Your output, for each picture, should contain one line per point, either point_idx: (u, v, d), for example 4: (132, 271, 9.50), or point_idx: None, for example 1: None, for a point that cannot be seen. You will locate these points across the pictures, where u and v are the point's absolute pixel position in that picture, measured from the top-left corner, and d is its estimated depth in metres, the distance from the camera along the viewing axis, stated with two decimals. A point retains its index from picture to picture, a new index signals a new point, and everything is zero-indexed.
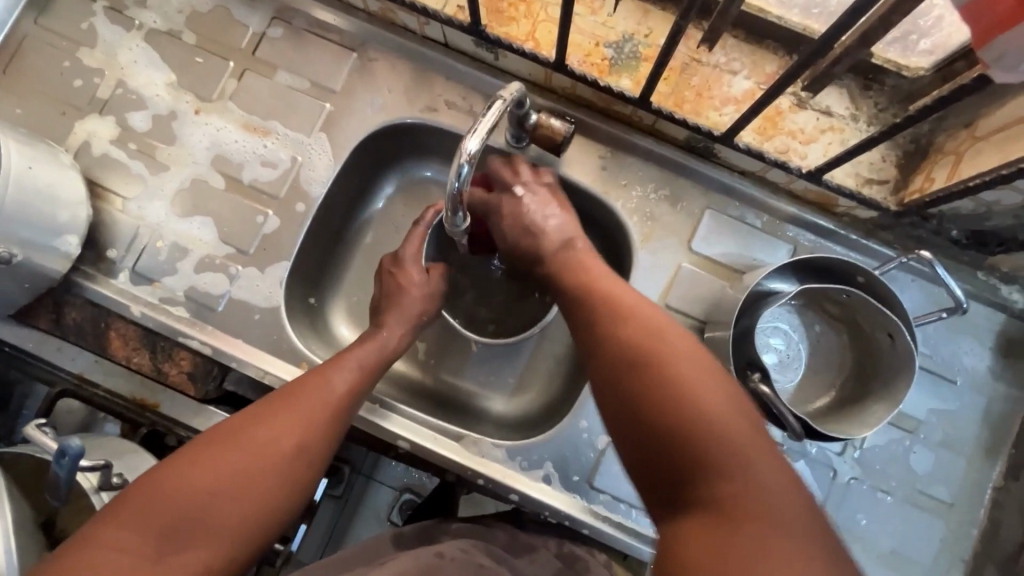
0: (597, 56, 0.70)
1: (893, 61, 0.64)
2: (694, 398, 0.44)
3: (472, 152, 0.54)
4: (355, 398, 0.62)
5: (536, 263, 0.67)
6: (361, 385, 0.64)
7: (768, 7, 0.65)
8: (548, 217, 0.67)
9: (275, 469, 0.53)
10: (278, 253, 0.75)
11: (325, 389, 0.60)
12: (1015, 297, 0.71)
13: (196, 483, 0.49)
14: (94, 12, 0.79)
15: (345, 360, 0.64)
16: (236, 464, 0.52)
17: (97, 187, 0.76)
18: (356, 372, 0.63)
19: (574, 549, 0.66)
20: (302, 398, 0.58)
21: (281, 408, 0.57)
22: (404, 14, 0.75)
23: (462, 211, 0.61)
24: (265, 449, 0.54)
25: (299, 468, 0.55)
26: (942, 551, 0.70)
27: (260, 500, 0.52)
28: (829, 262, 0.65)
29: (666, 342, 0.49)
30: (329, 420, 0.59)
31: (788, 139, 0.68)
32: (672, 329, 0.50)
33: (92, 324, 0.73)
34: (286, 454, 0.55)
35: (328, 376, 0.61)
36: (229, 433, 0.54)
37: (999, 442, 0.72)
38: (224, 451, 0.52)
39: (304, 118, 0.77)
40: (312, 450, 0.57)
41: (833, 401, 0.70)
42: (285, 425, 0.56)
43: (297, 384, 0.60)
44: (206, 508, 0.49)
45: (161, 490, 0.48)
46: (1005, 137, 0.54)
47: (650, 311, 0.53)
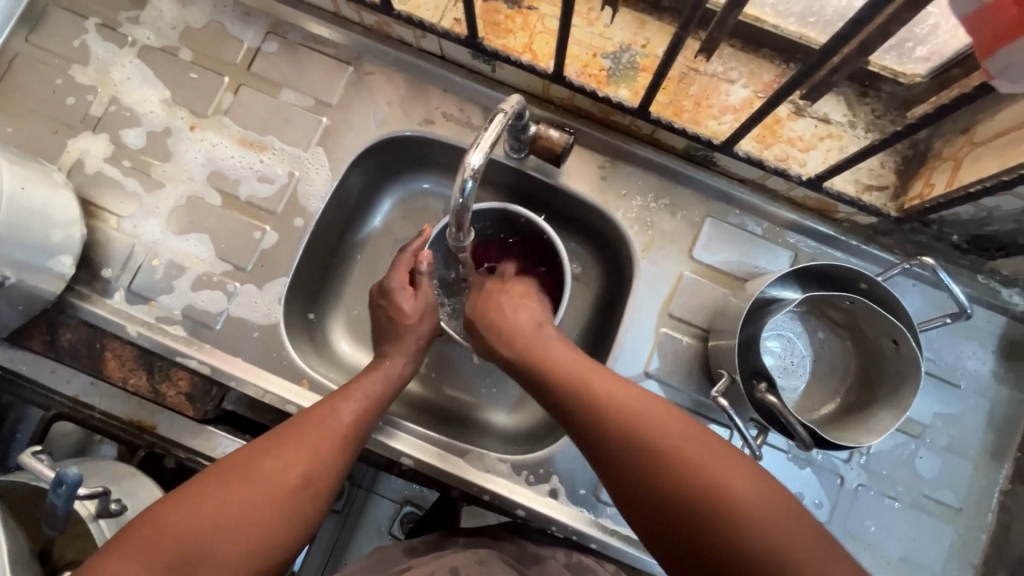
0: (594, 66, 0.70)
1: (889, 68, 0.64)
2: (728, 504, 0.46)
3: (475, 167, 0.53)
4: (363, 429, 0.61)
5: (501, 345, 0.63)
6: (369, 415, 0.62)
7: (763, 16, 0.65)
8: (518, 312, 0.64)
9: (279, 502, 0.52)
10: (276, 268, 0.74)
11: (331, 419, 0.59)
12: (1015, 300, 0.72)
13: (202, 516, 0.49)
14: (87, 30, 0.78)
15: (352, 391, 0.62)
16: (240, 497, 0.51)
17: (91, 205, 0.75)
18: (363, 403, 0.62)
19: (582, 559, 0.66)
20: (308, 432, 0.57)
21: (289, 439, 0.56)
22: (400, 27, 0.74)
23: (464, 227, 0.60)
24: (270, 482, 0.53)
25: (307, 501, 0.54)
26: (952, 557, 0.70)
27: (268, 535, 0.51)
28: (832, 270, 0.65)
29: (677, 452, 0.49)
30: (336, 450, 0.57)
31: (787, 147, 0.69)
32: (672, 426, 0.51)
33: (88, 345, 0.72)
34: (291, 485, 0.53)
35: (335, 405, 0.60)
36: (236, 465, 0.53)
37: (1004, 445, 0.72)
38: (229, 484, 0.51)
39: (300, 133, 0.77)
40: (318, 481, 0.55)
41: (838, 408, 0.70)
42: (291, 460, 0.54)
43: (302, 416, 0.58)
44: (213, 543, 0.48)
45: (167, 521, 0.48)
46: (1005, 143, 0.54)
47: (648, 407, 0.53)
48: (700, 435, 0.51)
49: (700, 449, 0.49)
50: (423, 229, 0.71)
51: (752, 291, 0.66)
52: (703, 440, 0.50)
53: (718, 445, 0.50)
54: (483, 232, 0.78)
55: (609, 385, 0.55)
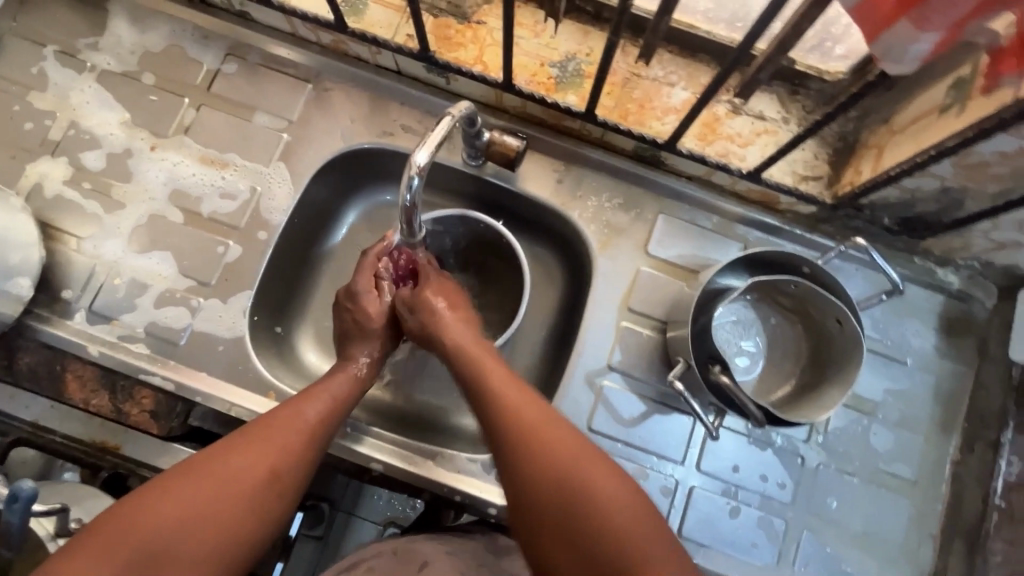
0: (543, 75, 0.74)
1: (813, 67, 0.68)
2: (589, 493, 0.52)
3: (421, 165, 0.55)
4: (331, 427, 0.62)
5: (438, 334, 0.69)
6: (335, 415, 0.63)
7: (696, 23, 0.69)
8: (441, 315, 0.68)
9: (247, 501, 0.53)
10: (240, 282, 0.75)
11: (296, 420, 0.59)
12: (949, 278, 0.76)
13: (168, 516, 0.49)
14: (44, 57, 0.79)
15: (317, 392, 0.63)
16: (204, 498, 0.51)
17: (50, 228, 0.75)
18: (329, 404, 0.63)
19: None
20: (272, 429, 0.58)
21: (254, 439, 0.56)
22: (356, 45, 0.77)
23: (417, 221, 0.62)
24: (235, 481, 0.53)
25: (273, 498, 0.55)
26: (912, 529, 0.72)
27: (233, 530, 0.52)
28: (775, 256, 0.69)
29: (555, 453, 0.55)
30: (303, 448, 0.58)
31: (727, 143, 0.73)
32: (559, 430, 0.57)
33: (47, 367, 0.71)
34: (258, 482, 0.54)
35: (301, 406, 0.61)
36: (200, 465, 0.53)
37: (953, 418, 0.75)
38: (194, 484, 0.52)
39: (262, 149, 0.78)
40: (285, 478, 0.56)
41: (793, 389, 0.73)
42: (256, 457, 0.55)
43: (267, 415, 0.59)
44: (179, 539, 0.49)
45: (134, 518, 0.49)
46: (919, 128, 0.59)
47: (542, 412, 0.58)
48: (584, 443, 0.56)
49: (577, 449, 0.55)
50: (385, 235, 0.72)
51: (703, 280, 0.69)
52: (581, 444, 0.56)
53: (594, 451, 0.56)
54: (442, 242, 0.80)
55: (511, 391, 0.60)
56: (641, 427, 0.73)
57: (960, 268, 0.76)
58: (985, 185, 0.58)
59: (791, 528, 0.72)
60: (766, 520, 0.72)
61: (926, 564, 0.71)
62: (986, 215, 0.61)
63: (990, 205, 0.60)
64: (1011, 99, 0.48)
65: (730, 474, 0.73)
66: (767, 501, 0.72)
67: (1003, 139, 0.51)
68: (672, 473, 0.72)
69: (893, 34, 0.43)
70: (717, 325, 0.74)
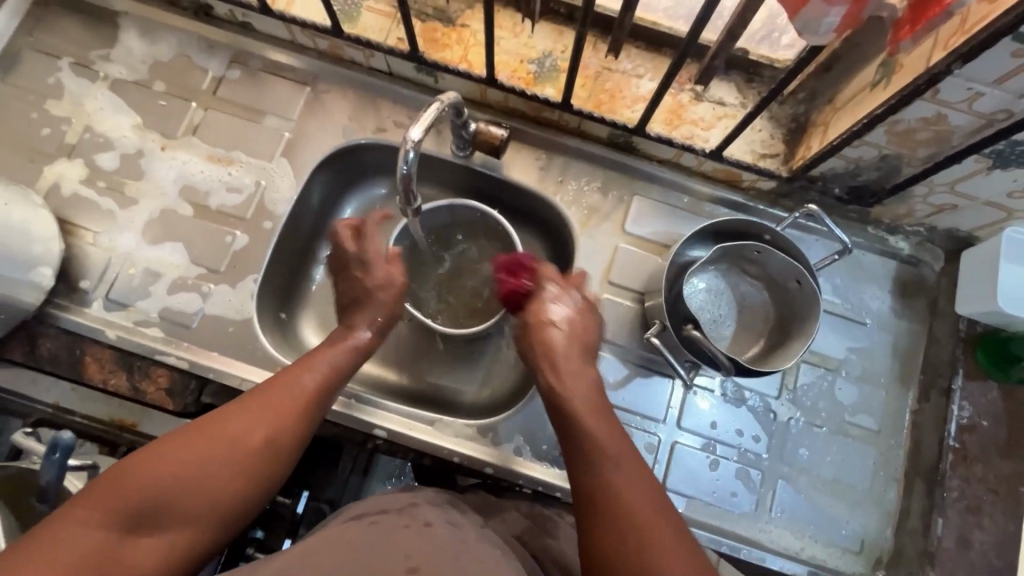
0: (523, 71, 0.81)
1: (765, 56, 0.77)
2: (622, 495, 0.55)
3: (414, 140, 0.62)
4: (324, 402, 0.66)
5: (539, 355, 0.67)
6: (328, 385, 0.67)
7: (659, 20, 0.78)
8: (546, 329, 0.68)
9: (242, 465, 0.57)
10: (247, 268, 0.80)
11: (291, 388, 0.64)
12: (901, 245, 0.83)
13: (166, 472, 0.53)
14: (60, 68, 0.85)
15: (313, 362, 0.67)
16: (200, 456, 0.55)
17: (67, 224, 0.80)
18: (323, 374, 0.67)
19: (541, 512, 0.71)
20: (269, 399, 0.62)
21: (252, 404, 0.60)
22: (351, 49, 0.84)
23: (412, 193, 0.67)
24: (231, 445, 0.57)
25: (264, 463, 0.59)
26: (878, 474, 0.78)
27: (225, 492, 0.56)
28: (739, 225, 0.76)
29: (612, 464, 0.57)
30: (297, 415, 0.62)
31: (691, 127, 0.80)
32: (608, 433, 0.60)
33: (67, 352, 0.75)
34: (250, 448, 0.58)
35: (297, 375, 0.65)
36: (201, 426, 0.57)
37: (910, 372, 0.81)
38: (192, 443, 0.55)
39: (266, 146, 0.85)
40: (278, 448, 0.60)
41: (762, 348, 0.79)
42: (251, 424, 0.59)
43: (265, 384, 0.63)
44: (175, 496, 0.53)
45: (135, 471, 0.52)
46: (855, 102, 0.66)
47: (593, 413, 0.62)
48: (643, 483, 0.56)
49: (619, 451, 0.59)
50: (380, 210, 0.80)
51: (673, 250, 0.76)
52: (623, 444, 0.59)
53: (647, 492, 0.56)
54: (436, 228, 0.86)
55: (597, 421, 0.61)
56: (625, 390, 0.79)
57: (909, 235, 0.83)
58: (916, 150, 0.66)
59: (768, 477, 0.78)
60: (743, 471, 0.77)
61: (891, 505, 0.77)
62: (920, 177, 0.69)
63: (921, 167, 0.68)
64: (923, 68, 0.56)
65: (708, 430, 0.78)
66: (744, 453, 0.78)
67: (922, 105, 0.59)
68: (655, 431, 0.78)
69: (809, 9, 0.51)
70: (690, 294, 0.80)
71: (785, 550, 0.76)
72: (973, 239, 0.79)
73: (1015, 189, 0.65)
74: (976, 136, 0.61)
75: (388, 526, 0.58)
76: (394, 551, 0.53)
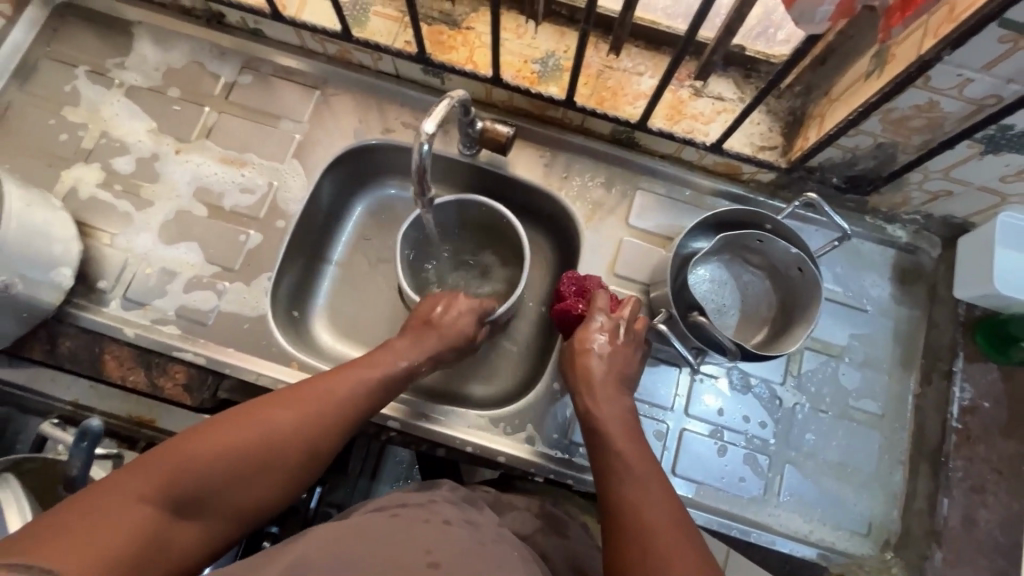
0: (527, 70, 0.84)
1: (762, 52, 0.80)
2: (641, 512, 0.58)
3: (429, 131, 0.64)
4: (371, 409, 0.66)
5: (579, 384, 0.69)
6: (376, 394, 0.66)
7: (658, 19, 0.81)
8: (588, 360, 0.70)
9: (281, 465, 0.58)
10: (261, 266, 0.82)
11: (341, 396, 0.63)
12: (898, 233, 0.85)
13: (213, 463, 0.54)
14: (77, 76, 0.88)
15: (365, 370, 0.66)
16: (250, 450, 0.56)
17: (84, 226, 0.82)
18: (374, 383, 0.66)
19: (554, 511, 0.72)
20: (321, 401, 0.62)
21: (303, 407, 0.60)
22: (359, 53, 0.87)
23: (427, 183, 0.69)
24: (276, 447, 0.58)
25: (302, 467, 0.60)
26: (883, 457, 0.79)
27: (262, 491, 0.57)
28: (741, 215, 0.78)
29: (632, 476, 0.61)
30: (342, 423, 0.62)
31: (692, 122, 0.83)
32: (636, 456, 0.63)
33: (87, 350, 0.77)
34: (293, 452, 0.59)
35: (348, 382, 0.64)
36: (252, 421, 0.58)
37: (912, 357, 0.82)
38: (244, 435, 0.57)
39: (277, 148, 0.87)
40: (319, 453, 0.61)
41: (767, 335, 0.81)
42: (302, 426, 0.60)
43: (318, 382, 0.63)
44: (218, 488, 0.54)
45: (185, 456, 0.53)
46: (850, 92, 0.69)
47: (625, 438, 0.65)
48: (660, 495, 0.59)
49: (644, 472, 0.61)
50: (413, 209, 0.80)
51: (677, 240, 0.78)
52: (650, 465, 0.62)
53: (663, 502, 0.59)
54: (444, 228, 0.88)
55: (621, 438, 0.64)
56: None
57: (906, 224, 0.85)
58: (910, 137, 0.69)
59: (775, 462, 0.79)
60: (751, 456, 0.79)
61: (897, 488, 0.79)
62: (915, 165, 0.71)
63: (916, 155, 0.71)
64: (915, 57, 0.58)
65: (716, 416, 0.80)
66: (751, 439, 0.79)
67: (914, 92, 0.62)
68: (664, 418, 0.79)
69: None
70: (695, 284, 0.82)
71: (795, 533, 0.77)
72: (969, 225, 0.81)
73: (1008, 173, 0.68)
74: (967, 122, 0.63)
75: (408, 518, 0.59)
76: (413, 545, 0.54)
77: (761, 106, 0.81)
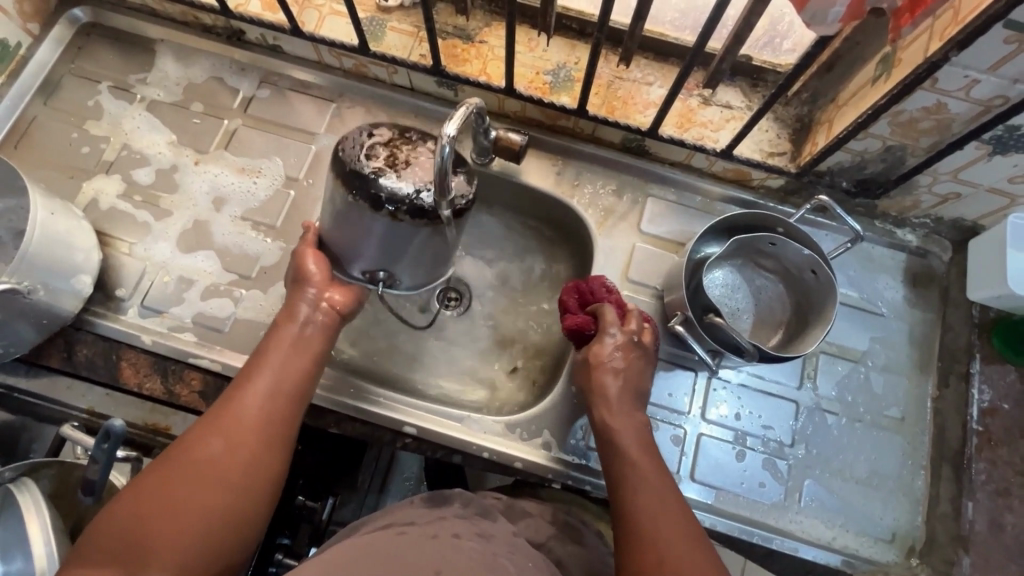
0: (539, 81, 0.86)
1: (768, 61, 0.82)
2: (659, 532, 0.57)
3: (450, 133, 0.59)
4: (291, 405, 0.65)
5: (596, 399, 0.69)
6: (285, 379, 0.66)
7: (665, 32, 0.84)
8: (604, 377, 0.69)
9: (215, 478, 0.58)
10: (278, 274, 0.83)
11: (244, 396, 0.63)
12: (909, 237, 0.86)
13: (145, 507, 0.54)
14: (100, 91, 0.90)
15: (261, 364, 0.66)
16: (177, 479, 0.57)
17: (104, 237, 0.83)
18: (274, 370, 0.66)
19: (568, 519, 0.71)
20: (233, 415, 0.62)
21: (211, 424, 0.61)
22: (375, 66, 0.89)
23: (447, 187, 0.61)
24: (201, 467, 0.58)
25: (241, 473, 0.59)
26: (906, 463, 0.79)
27: (212, 509, 0.56)
28: (753, 219, 0.79)
29: (643, 485, 0.61)
30: (259, 419, 0.63)
31: (701, 129, 0.84)
32: (650, 468, 0.63)
33: (104, 358, 0.77)
34: (222, 462, 0.59)
35: (246, 381, 0.65)
36: (169, 458, 0.58)
37: (928, 360, 0.82)
38: (168, 473, 0.57)
39: (294, 159, 0.89)
40: (249, 453, 0.60)
41: (783, 338, 0.81)
42: (220, 445, 0.60)
43: (221, 403, 0.63)
44: (160, 525, 0.53)
45: (117, 514, 0.54)
46: (859, 96, 0.70)
47: (640, 448, 0.65)
48: (673, 502, 0.60)
49: (660, 487, 0.61)
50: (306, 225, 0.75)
51: (689, 245, 0.78)
52: (665, 478, 0.62)
53: (675, 508, 0.59)
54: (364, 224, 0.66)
55: (633, 447, 0.65)
56: None
57: (916, 228, 0.86)
58: (919, 139, 0.70)
59: (796, 470, 0.78)
60: (771, 461, 0.78)
61: (920, 493, 0.78)
62: (923, 167, 0.72)
63: (925, 157, 0.72)
64: (922, 59, 0.60)
65: (734, 422, 0.79)
66: (770, 445, 0.79)
67: (923, 94, 0.63)
68: (681, 423, 0.79)
69: (817, 2, 0.54)
70: (710, 290, 0.82)
71: (817, 540, 0.76)
72: (979, 228, 0.82)
73: (1016, 174, 0.69)
74: (976, 123, 0.64)
75: (415, 536, 0.58)
76: (425, 560, 0.53)
77: (769, 113, 0.83)
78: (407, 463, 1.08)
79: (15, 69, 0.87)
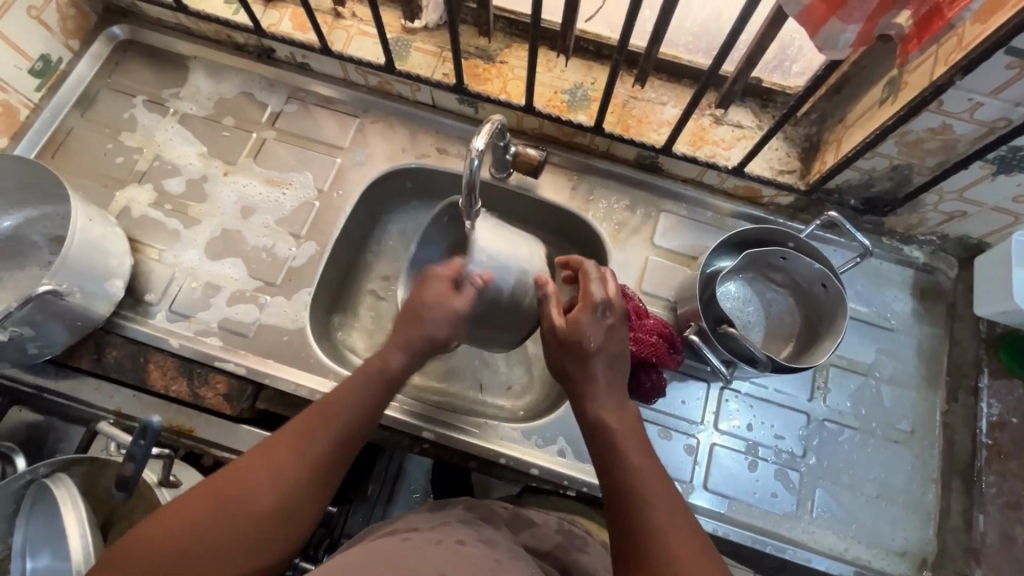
0: (557, 100, 0.90)
1: (778, 83, 0.85)
2: (658, 527, 0.55)
3: (478, 148, 0.63)
4: (347, 446, 0.63)
5: (586, 394, 0.66)
6: (347, 421, 0.63)
7: (679, 54, 0.88)
8: (593, 362, 0.66)
9: (260, 514, 0.55)
10: (302, 281, 0.86)
11: (308, 431, 0.61)
12: (916, 254, 0.88)
13: (185, 531, 0.53)
14: (135, 105, 0.94)
15: (330, 400, 0.64)
16: (223, 508, 0.55)
17: (136, 243, 0.86)
18: (342, 409, 0.63)
19: (572, 528, 0.71)
20: (289, 449, 0.59)
21: (267, 454, 0.59)
22: (399, 84, 0.93)
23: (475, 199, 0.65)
24: (249, 499, 0.56)
25: (285, 512, 0.57)
26: (915, 476, 0.80)
27: (247, 547, 0.54)
28: (765, 234, 0.82)
29: (637, 478, 0.59)
30: (314, 457, 0.60)
31: (714, 147, 0.87)
32: (644, 461, 0.60)
33: (133, 359, 0.79)
34: (270, 496, 0.57)
35: (313, 415, 0.62)
36: (219, 480, 0.57)
37: (937, 373, 0.84)
38: (215, 498, 0.55)
39: (319, 171, 0.92)
40: (297, 492, 0.58)
41: (794, 350, 0.83)
42: (273, 479, 0.57)
43: (283, 431, 0.61)
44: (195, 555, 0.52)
45: (156, 530, 0.52)
46: (867, 117, 0.73)
47: (631, 438, 0.63)
48: (671, 492, 0.58)
49: (653, 479, 0.59)
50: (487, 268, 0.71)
51: (702, 259, 0.81)
52: (658, 470, 0.60)
53: (673, 500, 0.57)
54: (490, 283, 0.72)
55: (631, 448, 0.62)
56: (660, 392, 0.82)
57: (923, 245, 0.88)
58: (925, 159, 0.73)
59: (808, 481, 0.79)
60: (782, 471, 0.79)
61: (931, 506, 0.78)
62: (930, 185, 0.75)
63: (931, 176, 0.75)
64: (928, 83, 0.63)
65: (746, 432, 0.81)
66: (782, 455, 0.80)
67: (928, 116, 0.66)
68: (694, 433, 0.80)
69: (827, 29, 0.57)
70: (724, 303, 0.84)
71: (829, 550, 0.76)
72: (984, 245, 0.84)
73: (1020, 193, 0.71)
74: (980, 143, 0.67)
75: (422, 540, 0.60)
76: (427, 562, 0.54)
77: (779, 133, 0.86)
78: (415, 473, 1.09)
79: (56, 82, 0.91)
